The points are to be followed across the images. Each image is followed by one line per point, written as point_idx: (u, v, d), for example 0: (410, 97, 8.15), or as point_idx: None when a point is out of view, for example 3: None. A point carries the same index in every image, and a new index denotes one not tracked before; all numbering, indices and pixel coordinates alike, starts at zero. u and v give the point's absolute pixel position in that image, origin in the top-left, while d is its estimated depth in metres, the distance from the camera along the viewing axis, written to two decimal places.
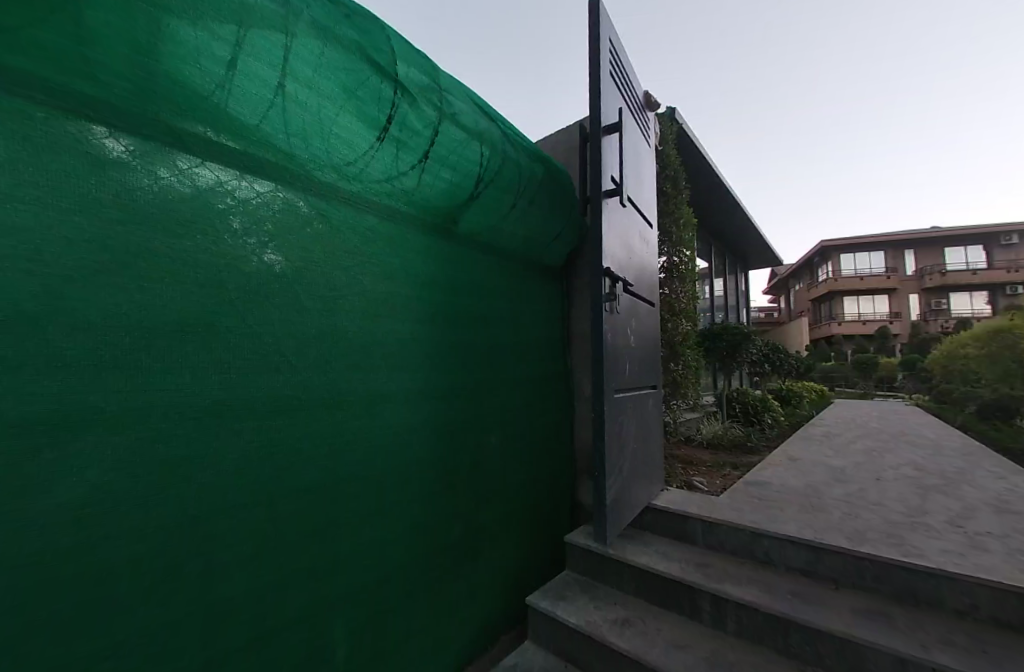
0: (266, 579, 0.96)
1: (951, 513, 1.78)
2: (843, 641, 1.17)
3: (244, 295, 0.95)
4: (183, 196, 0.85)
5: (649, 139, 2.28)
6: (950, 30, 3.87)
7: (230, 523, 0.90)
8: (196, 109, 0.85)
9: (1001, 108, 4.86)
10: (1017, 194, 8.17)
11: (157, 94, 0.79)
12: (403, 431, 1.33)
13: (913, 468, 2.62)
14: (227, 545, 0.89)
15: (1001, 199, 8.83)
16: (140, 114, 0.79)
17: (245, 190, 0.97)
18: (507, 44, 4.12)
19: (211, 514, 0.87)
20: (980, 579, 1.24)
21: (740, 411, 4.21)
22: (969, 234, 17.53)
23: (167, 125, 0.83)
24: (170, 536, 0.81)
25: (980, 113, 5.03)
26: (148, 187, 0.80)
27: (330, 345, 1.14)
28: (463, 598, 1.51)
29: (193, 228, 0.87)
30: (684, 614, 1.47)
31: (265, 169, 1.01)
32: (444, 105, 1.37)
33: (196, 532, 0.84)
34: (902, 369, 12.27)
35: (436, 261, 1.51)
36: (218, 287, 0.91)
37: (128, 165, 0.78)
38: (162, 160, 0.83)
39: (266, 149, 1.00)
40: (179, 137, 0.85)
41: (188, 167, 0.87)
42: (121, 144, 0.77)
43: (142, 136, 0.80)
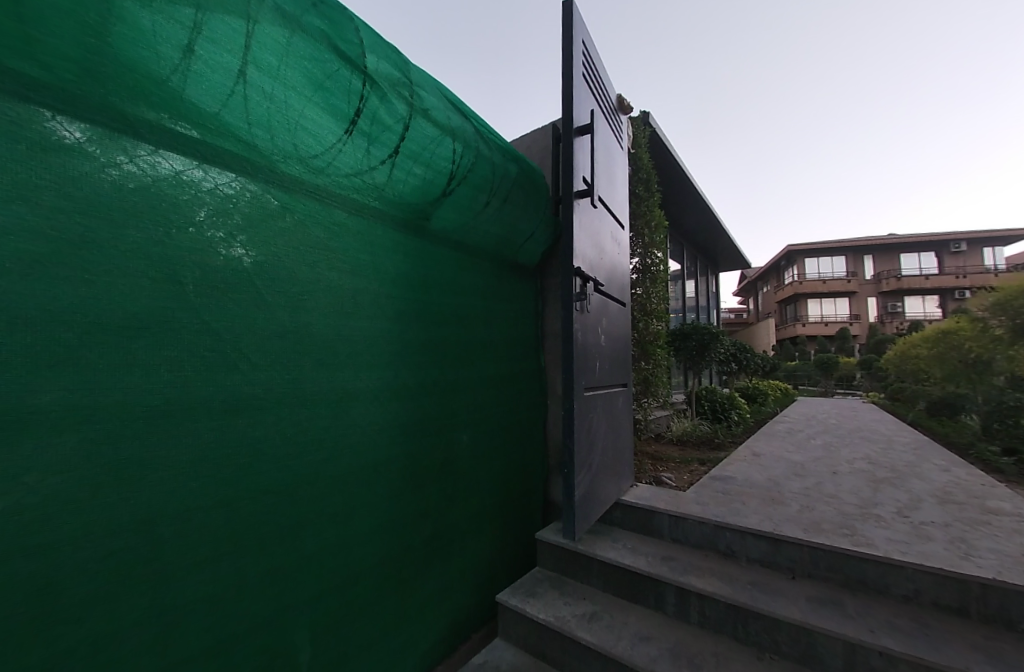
0: (225, 588, 0.93)
1: (898, 505, 1.89)
2: (798, 628, 1.23)
3: (203, 289, 0.92)
4: (142, 186, 0.82)
5: (622, 142, 2.32)
6: (917, 35, 3.95)
7: (188, 525, 0.87)
8: (154, 96, 0.81)
9: (954, 119, 5.11)
10: (960, 205, 8.76)
11: (108, 77, 0.75)
12: (371, 431, 1.31)
13: (866, 462, 2.76)
14: (183, 549, 0.86)
15: (945, 210, 9.47)
16: (93, 99, 0.75)
17: (210, 181, 0.94)
18: (480, 50, 4.19)
19: (168, 517, 0.84)
20: (922, 566, 1.32)
21: (708, 408, 4.34)
22: (923, 242, 18.60)
23: (119, 111, 0.78)
24: (124, 538, 0.77)
25: (936, 123, 5.27)
26: (103, 176, 0.77)
27: (293, 342, 1.11)
28: (433, 597, 1.50)
29: (149, 219, 0.84)
30: (649, 606, 1.50)
31: (228, 160, 0.97)
32: (415, 100, 1.35)
33: (151, 535, 0.81)
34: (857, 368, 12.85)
35: (406, 258, 1.50)
36: (174, 281, 0.87)
37: (82, 152, 0.75)
38: (120, 147, 0.80)
39: (229, 139, 0.97)
40: (134, 125, 0.81)
41: (148, 156, 0.84)
42: (75, 131, 0.74)
43: (97, 122, 0.76)
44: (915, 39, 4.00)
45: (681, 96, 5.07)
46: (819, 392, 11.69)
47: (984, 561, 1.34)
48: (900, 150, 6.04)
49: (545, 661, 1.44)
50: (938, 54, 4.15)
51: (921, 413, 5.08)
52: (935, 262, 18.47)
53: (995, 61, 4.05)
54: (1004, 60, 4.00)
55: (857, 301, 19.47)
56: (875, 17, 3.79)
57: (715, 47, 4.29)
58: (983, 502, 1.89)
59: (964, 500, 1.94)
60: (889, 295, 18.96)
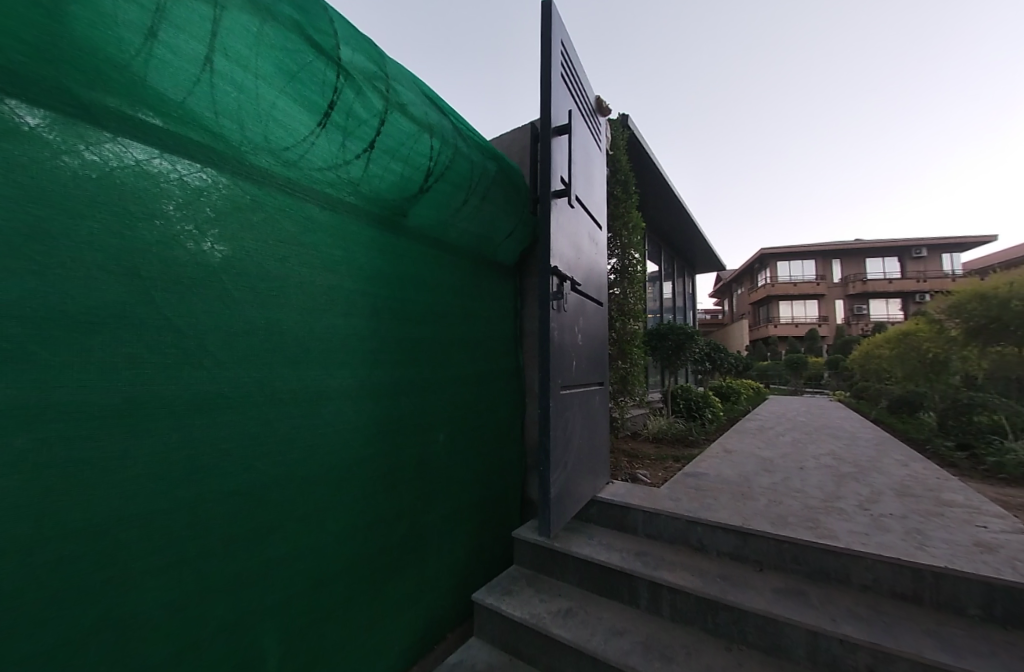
0: (188, 591, 0.90)
1: (860, 498, 1.97)
2: (764, 619, 1.26)
3: (168, 284, 0.89)
4: (106, 177, 0.80)
5: (600, 144, 2.35)
6: (876, 48, 4.12)
7: (148, 528, 0.84)
8: (114, 81, 0.78)
9: (910, 132, 5.42)
10: (916, 212, 9.28)
11: (66, 63, 0.72)
12: (344, 432, 1.29)
13: (831, 457, 2.88)
14: (143, 554, 0.83)
15: (903, 216, 10.02)
16: (49, 85, 0.71)
17: (177, 172, 0.91)
18: (463, 50, 4.17)
19: (128, 521, 0.81)
20: (880, 556, 1.38)
21: (683, 406, 4.44)
22: (887, 248, 19.53)
23: (79, 98, 0.75)
24: (79, 543, 0.74)
25: (894, 137, 5.57)
26: (61, 165, 0.74)
27: (261, 339, 1.08)
28: (409, 597, 1.49)
29: (112, 212, 0.81)
30: (623, 601, 1.52)
31: (193, 150, 0.94)
32: (391, 95, 1.34)
33: (108, 539, 0.78)
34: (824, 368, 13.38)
35: (382, 255, 1.48)
36: (135, 274, 0.84)
37: (40, 140, 0.72)
38: (82, 135, 0.77)
39: (196, 130, 0.93)
40: (96, 113, 0.78)
41: (111, 146, 0.81)
42: (32, 117, 0.71)
43: (56, 109, 0.73)
44: (876, 52, 4.18)
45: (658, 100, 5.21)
46: (790, 390, 12.14)
47: (937, 550, 1.41)
48: (864, 159, 6.30)
49: (520, 658, 1.45)
50: (896, 70, 4.39)
51: (883, 410, 5.32)
52: (899, 266, 19.37)
53: (950, 69, 4.27)
54: (960, 68, 4.21)
55: (826, 302, 20.24)
56: (843, 26, 3.93)
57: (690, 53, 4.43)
58: (938, 494, 1.99)
59: (920, 493, 2.03)
60: (856, 297, 19.79)
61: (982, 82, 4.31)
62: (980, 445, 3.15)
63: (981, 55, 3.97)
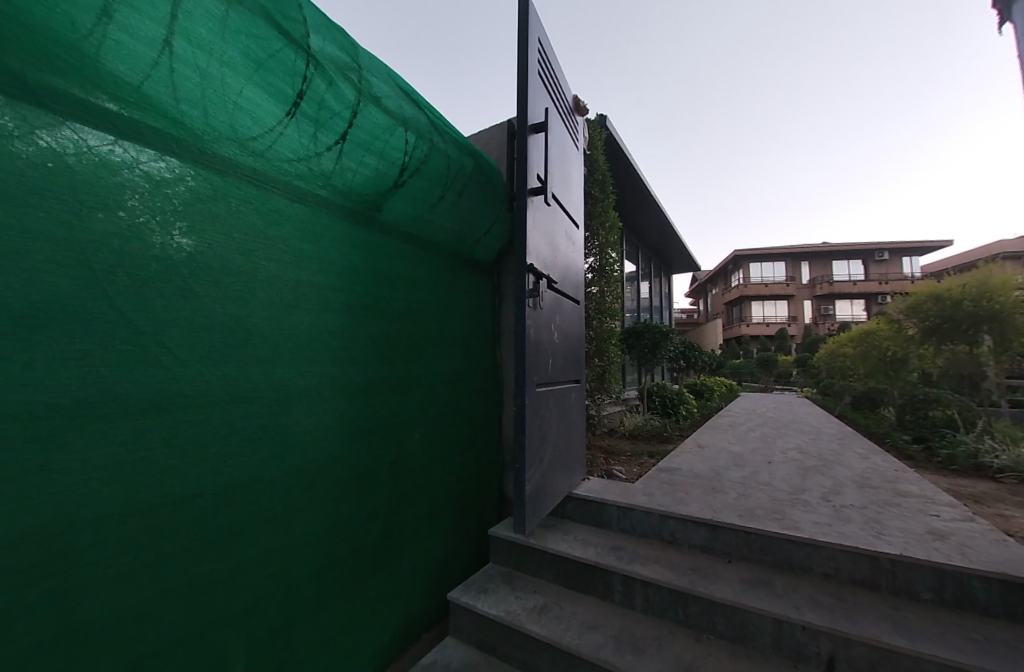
0: (146, 599, 0.86)
1: (823, 490, 2.05)
2: (732, 609, 1.30)
3: (128, 277, 0.85)
4: (63, 165, 0.76)
5: (577, 143, 2.37)
6: (839, 57, 4.29)
7: (105, 532, 0.80)
8: (65, 62, 0.73)
9: (868, 143, 5.71)
10: (876, 217, 9.78)
11: (15, 43, 0.68)
12: (315, 431, 1.26)
13: (797, 450, 3.00)
14: (98, 559, 0.79)
15: (864, 221, 10.53)
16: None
17: (139, 160, 0.87)
18: (441, 46, 4.13)
19: (84, 523, 0.77)
20: (841, 545, 1.44)
21: (659, 403, 4.54)
22: (852, 251, 20.43)
23: (30, 80, 0.71)
24: (29, 546, 0.71)
25: (854, 146, 5.85)
26: (14, 151, 0.70)
27: (224, 335, 1.03)
28: (384, 597, 1.48)
29: (68, 202, 0.77)
30: (597, 595, 1.54)
31: (155, 138, 0.90)
32: (364, 86, 1.31)
33: (61, 543, 0.74)
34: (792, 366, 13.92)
35: (355, 250, 1.45)
36: (91, 266, 0.80)
37: None
38: (37, 119, 0.73)
39: (159, 117, 0.89)
40: (49, 97, 0.74)
41: (68, 132, 0.77)
42: None
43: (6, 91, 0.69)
44: (839, 62, 4.36)
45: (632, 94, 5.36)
46: (760, 387, 12.62)
47: (893, 538, 1.48)
48: (828, 165, 6.57)
49: (495, 656, 1.45)
50: (856, 83, 4.61)
51: (845, 405, 5.57)
52: (862, 269, 20.30)
53: (903, 84, 4.52)
54: (913, 85, 4.45)
55: (796, 303, 21.05)
56: (808, 32, 4.07)
57: (663, 48, 4.59)
58: (894, 485, 2.10)
59: (879, 484, 2.13)
60: (824, 298, 20.64)
61: (931, 98, 4.58)
62: (935, 437, 3.34)
63: (933, 69, 4.20)
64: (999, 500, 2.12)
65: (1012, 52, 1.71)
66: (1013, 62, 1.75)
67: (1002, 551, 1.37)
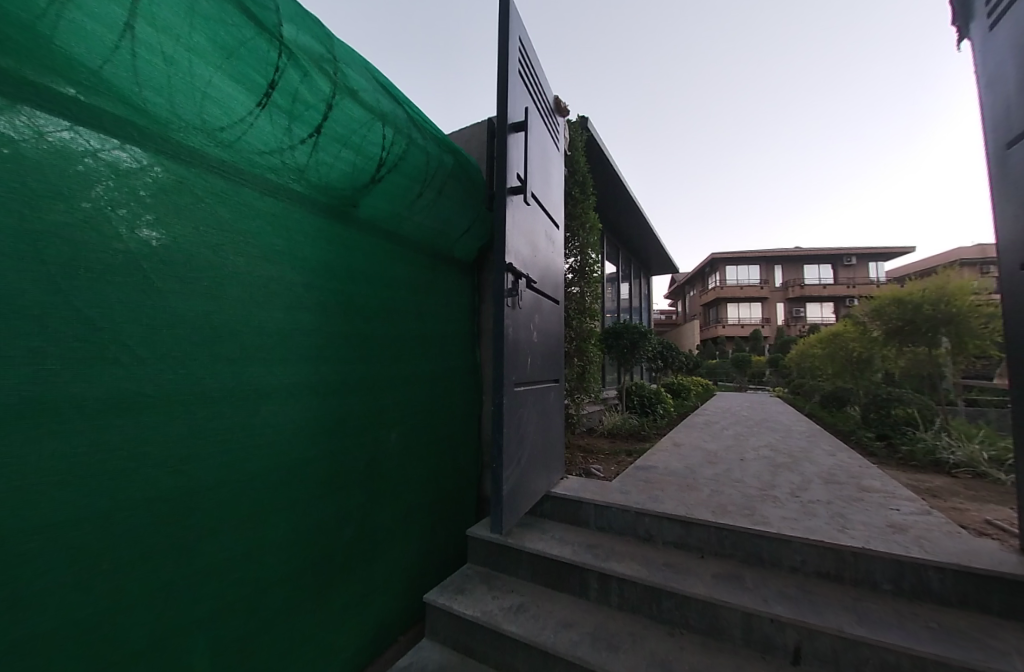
0: (104, 610, 0.83)
1: (792, 486, 2.12)
2: (704, 604, 1.33)
3: (87, 271, 0.81)
4: (18, 152, 0.72)
5: (558, 143, 2.38)
6: (812, 70, 4.44)
7: (59, 538, 0.76)
8: (19, 43, 0.69)
9: (835, 153, 5.94)
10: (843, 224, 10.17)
11: None
12: (288, 431, 1.23)
13: (769, 448, 3.10)
14: (51, 567, 0.75)
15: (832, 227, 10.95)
16: None
17: (102, 149, 0.83)
18: (426, 45, 4.11)
19: (37, 529, 0.74)
20: (807, 540, 1.49)
21: (637, 403, 4.61)
22: (822, 256, 21.24)
23: None
24: None
25: (823, 155, 6.07)
26: None
27: (189, 334, 0.99)
28: (359, 598, 1.46)
29: (23, 192, 0.73)
30: (574, 593, 1.55)
31: (118, 126, 0.86)
32: (340, 78, 1.28)
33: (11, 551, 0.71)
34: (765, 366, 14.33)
35: (331, 246, 1.42)
36: (43, 260, 0.76)
37: None
38: None
39: (124, 104, 0.85)
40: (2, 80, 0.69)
41: (24, 118, 0.73)
42: None
43: None
44: (809, 75, 4.52)
45: (611, 97, 5.43)
46: (735, 387, 12.96)
47: (856, 532, 1.54)
48: (800, 173, 6.82)
49: (471, 656, 1.44)
50: (824, 96, 4.79)
51: (813, 404, 5.80)
52: (832, 273, 21.11)
53: (864, 101, 4.72)
54: (876, 101, 4.65)
55: (770, 305, 21.73)
56: (783, 46, 4.20)
57: (640, 54, 4.66)
58: (858, 481, 2.19)
59: (844, 480, 2.22)
60: (796, 301, 21.37)
61: (890, 113, 4.80)
62: (896, 435, 3.50)
63: (893, 86, 4.41)
64: (953, 494, 2.23)
65: (967, 69, 1.81)
66: (969, 78, 1.85)
67: (956, 543, 1.45)
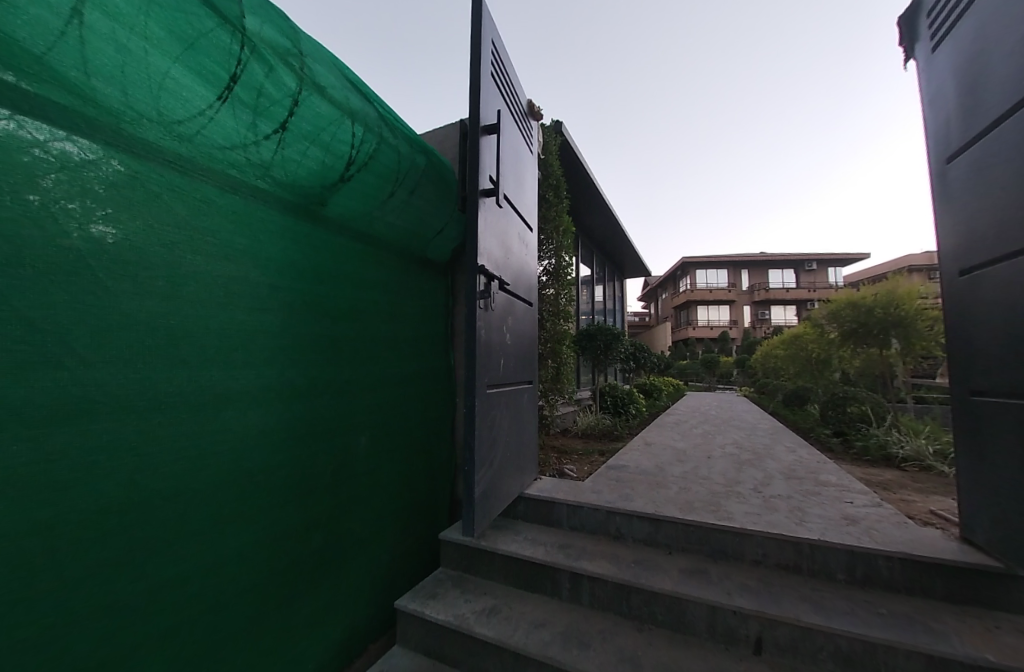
0: (47, 633, 0.77)
1: (755, 482, 2.21)
2: (671, 599, 1.37)
3: (28, 269, 0.76)
4: None
5: (531, 147, 2.40)
6: (774, 86, 4.67)
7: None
8: None
9: (794, 163, 6.24)
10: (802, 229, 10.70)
11: None
12: (250, 436, 1.19)
13: (735, 446, 3.22)
14: None
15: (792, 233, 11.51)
16: None
17: (49, 140, 0.78)
18: (390, 35, 3.96)
19: None
20: (767, 534, 1.55)
21: (610, 403, 4.69)
22: (786, 261, 22.25)
23: None
24: None
25: (784, 164, 6.35)
26: None
27: (143, 336, 0.94)
28: (327, 607, 1.42)
29: None
30: (546, 593, 1.57)
31: (66, 117, 0.81)
32: (307, 73, 1.25)
33: None
34: (732, 367, 14.84)
35: (297, 246, 1.38)
36: None
37: None
38: None
39: (72, 93, 0.80)
40: None
41: None
42: None
43: None
44: (770, 89, 4.74)
45: (585, 103, 5.53)
46: (704, 387, 13.39)
47: (813, 525, 1.62)
48: (764, 181, 7.14)
49: (443, 662, 1.43)
50: (783, 109, 5.03)
51: (776, 402, 6.09)
52: (794, 277, 22.13)
53: (818, 116, 4.98)
54: (830, 115, 4.91)
55: (738, 308, 22.59)
56: (749, 63, 4.40)
57: (612, 63, 4.77)
58: (816, 476, 2.30)
59: (802, 475, 2.33)
60: (762, 304, 22.28)
61: (842, 128, 5.09)
62: (851, 431, 3.70)
63: (844, 104, 4.68)
64: (901, 487, 2.38)
65: (912, 87, 1.94)
66: (914, 98, 1.98)
67: (903, 533, 1.55)
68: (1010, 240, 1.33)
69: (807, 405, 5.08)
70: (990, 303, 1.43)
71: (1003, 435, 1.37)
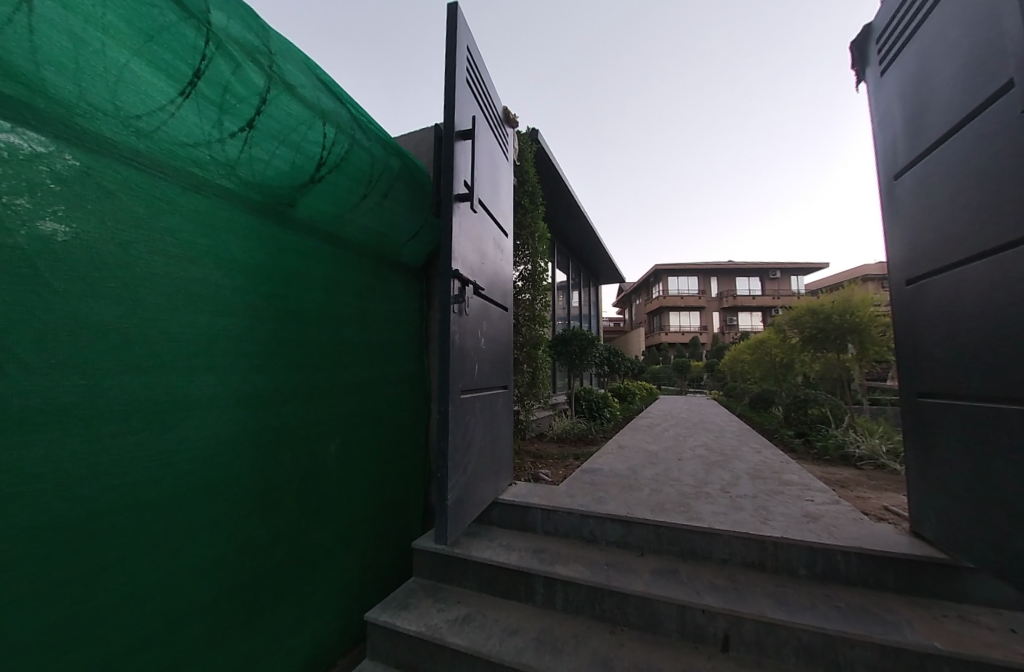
0: None
1: (723, 483, 2.28)
2: (643, 600, 1.39)
3: None
4: None
5: (507, 154, 2.42)
6: (739, 102, 4.89)
7: None
8: None
9: (758, 174, 6.54)
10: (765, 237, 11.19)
11: None
12: (211, 444, 1.13)
13: (704, 448, 3.32)
14: None
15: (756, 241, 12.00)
16: None
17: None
18: (365, 36, 3.92)
19: None
20: (734, 533, 1.61)
21: (585, 407, 4.74)
22: (753, 270, 23.20)
23: None
24: None
25: (748, 175, 6.65)
26: None
27: (94, 340, 0.89)
28: (293, 620, 1.36)
29: None
30: (520, 599, 1.56)
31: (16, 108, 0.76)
32: (276, 72, 1.23)
33: None
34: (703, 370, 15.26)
35: (263, 247, 1.34)
36: None
37: None
38: None
39: (20, 82, 0.75)
40: None
41: None
42: None
43: None
44: (734, 104, 4.95)
45: (559, 114, 5.63)
46: (677, 390, 13.76)
47: (776, 523, 1.69)
48: (731, 192, 7.46)
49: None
50: (747, 124, 5.26)
51: (744, 404, 6.34)
52: (760, 284, 23.08)
53: (779, 131, 5.25)
54: (791, 130, 5.16)
55: (709, 314, 23.34)
56: (716, 79, 4.60)
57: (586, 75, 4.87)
58: (779, 476, 2.39)
59: (766, 475, 2.42)
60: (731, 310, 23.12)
61: (800, 144, 5.38)
62: (812, 432, 3.89)
63: (802, 122, 4.95)
64: (857, 484, 2.51)
65: (863, 107, 2.07)
66: (863, 118, 2.12)
67: (858, 528, 1.63)
68: (949, 254, 1.44)
69: (772, 407, 5.30)
70: (933, 311, 1.53)
71: (946, 434, 1.47)
